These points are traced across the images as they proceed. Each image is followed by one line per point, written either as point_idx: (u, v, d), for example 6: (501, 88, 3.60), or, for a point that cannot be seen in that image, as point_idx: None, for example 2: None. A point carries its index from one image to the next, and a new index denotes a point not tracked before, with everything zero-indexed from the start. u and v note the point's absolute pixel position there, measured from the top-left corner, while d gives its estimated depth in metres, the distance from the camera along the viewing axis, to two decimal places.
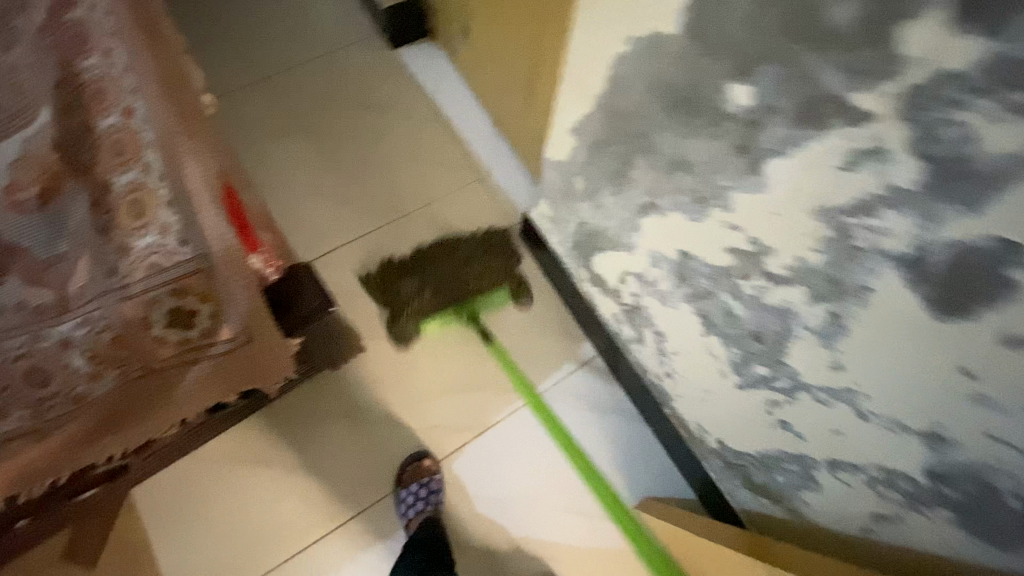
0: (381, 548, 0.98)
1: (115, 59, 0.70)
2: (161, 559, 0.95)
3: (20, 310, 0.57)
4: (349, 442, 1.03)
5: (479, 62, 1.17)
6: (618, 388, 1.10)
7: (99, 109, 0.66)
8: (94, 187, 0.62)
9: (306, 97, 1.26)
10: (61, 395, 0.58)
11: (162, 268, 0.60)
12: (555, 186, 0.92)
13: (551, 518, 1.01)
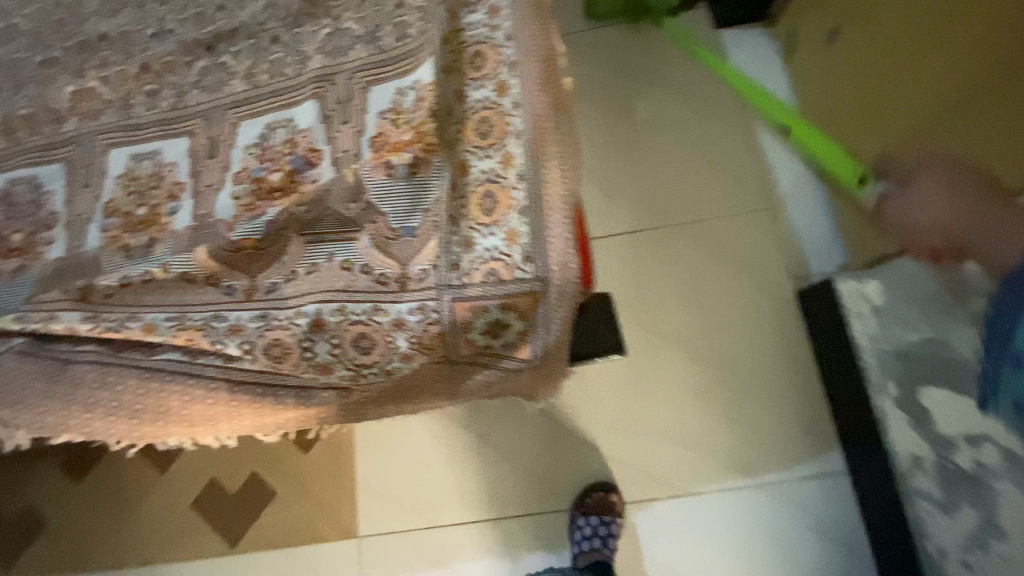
0: (542, 557, 0.97)
1: (502, 24, 0.64)
2: (359, 472, 1.04)
3: (367, 274, 0.58)
4: (541, 445, 1.01)
5: (837, 79, 0.95)
6: (857, 521, 0.90)
7: (476, 79, 0.62)
8: (455, 166, 0.59)
9: (616, 66, 1.17)
10: (378, 365, 0.58)
11: (501, 279, 0.57)
12: (918, 288, 0.74)
13: None
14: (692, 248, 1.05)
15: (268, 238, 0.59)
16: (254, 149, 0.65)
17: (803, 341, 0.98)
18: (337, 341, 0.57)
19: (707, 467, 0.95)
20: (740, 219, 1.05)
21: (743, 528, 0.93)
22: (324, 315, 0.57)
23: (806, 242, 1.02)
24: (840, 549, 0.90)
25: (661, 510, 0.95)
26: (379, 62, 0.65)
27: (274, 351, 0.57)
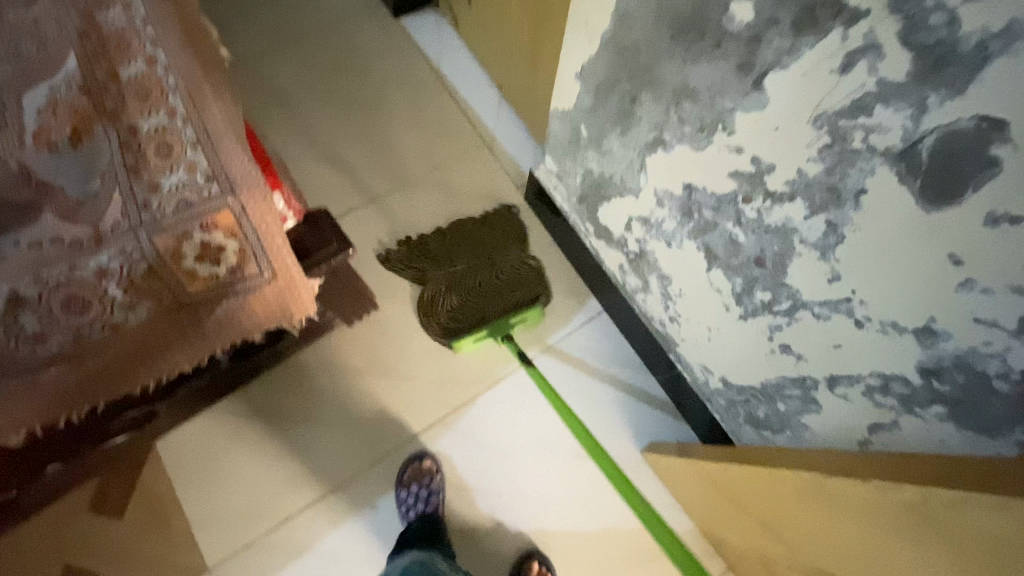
0: (395, 495, 1.01)
1: (136, 12, 0.71)
2: (186, 508, 0.98)
3: (55, 242, 0.59)
4: (362, 398, 1.05)
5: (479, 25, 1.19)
6: (624, 343, 1.11)
7: (123, 58, 0.68)
8: (122, 130, 0.65)
9: (319, 62, 1.27)
10: (100, 320, 0.61)
11: (191, 203, 0.64)
12: (560, 138, 0.92)
13: (560, 466, 1.03)
14: (435, 191, 1.19)
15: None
16: None
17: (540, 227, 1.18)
18: (42, 308, 0.58)
19: (503, 352, 1.10)
20: (459, 159, 1.23)
21: (547, 386, 1.08)
22: (19, 290, 0.58)
23: (516, 157, 1.22)
24: (620, 368, 1.09)
25: (480, 405, 1.07)
26: (23, 70, 0.68)
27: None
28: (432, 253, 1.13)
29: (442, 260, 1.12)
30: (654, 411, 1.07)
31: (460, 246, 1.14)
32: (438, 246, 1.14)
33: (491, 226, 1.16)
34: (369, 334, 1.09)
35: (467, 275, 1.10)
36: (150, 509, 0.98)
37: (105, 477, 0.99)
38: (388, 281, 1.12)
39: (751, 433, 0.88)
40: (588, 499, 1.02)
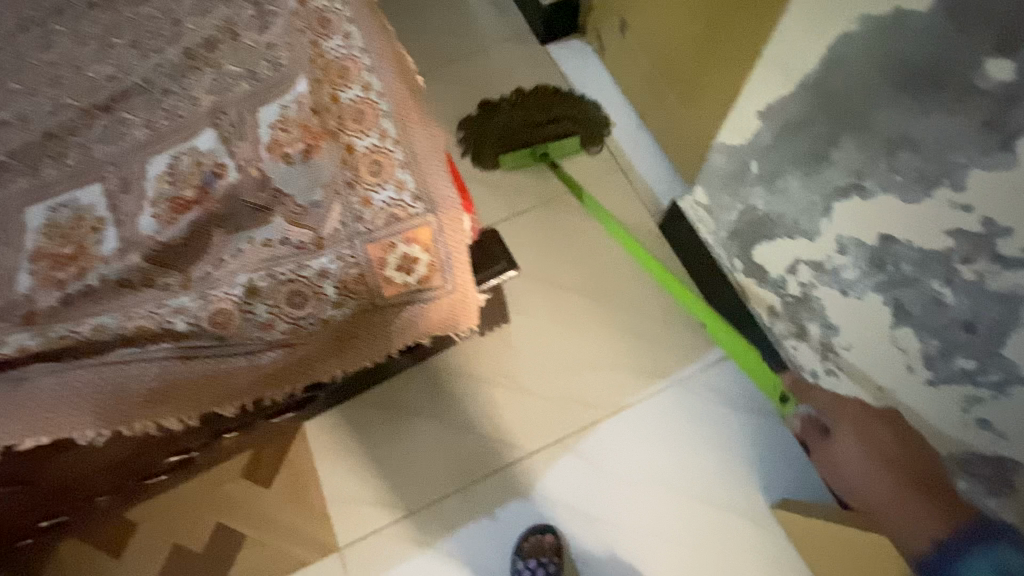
0: (512, 507, 1.02)
1: (354, 40, 0.80)
2: (321, 486, 1.06)
3: (286, 243, 0.68)
4: (488, 406, 1.08)
5: (627, 54, 1.20)
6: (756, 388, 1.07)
7: (342, 82, 0.78)
8: (341, 147, 0.73)
9: (473, 82, 1.31)
10: (312, 316, 0.69)
11: (398, 219, 0.72)
12: (720, 171, 0.89)
13: (682, 504, 1.00)
14: (573, 214, 1.21)
15: (193, 237, 0.69)
16: (164, 177, 0.75)
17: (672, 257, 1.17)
18: (271, 299, 0.67)
19: (631, 380, 1.08)
20: (604, 180, 1.22)
21: (675, 420, 1.06)
22: (255, 282, 0.67)
23: (654, 185, 1.20)
24: (751, 412, 1.05)
25: (602, 432, 1.06)
26: (261, 90, 0.79)
27: (216, 320, 0.65)
28: (499, 113, 1.22)
29: (507, 111, 1.22)
30: (784, 461, 1.02)
31: (524, 104, 1.22)
32: (508, 104, 1.23)
33: (558, 92, 1.24)
34: (496, 344, 1.12)
35: (525, 137, 1.19)
36: (292, 483, 1.07)
37: (257, 449, 1.09)
38: (521, 295, 1.15)
39: None
40: (708, 544, 0.98)
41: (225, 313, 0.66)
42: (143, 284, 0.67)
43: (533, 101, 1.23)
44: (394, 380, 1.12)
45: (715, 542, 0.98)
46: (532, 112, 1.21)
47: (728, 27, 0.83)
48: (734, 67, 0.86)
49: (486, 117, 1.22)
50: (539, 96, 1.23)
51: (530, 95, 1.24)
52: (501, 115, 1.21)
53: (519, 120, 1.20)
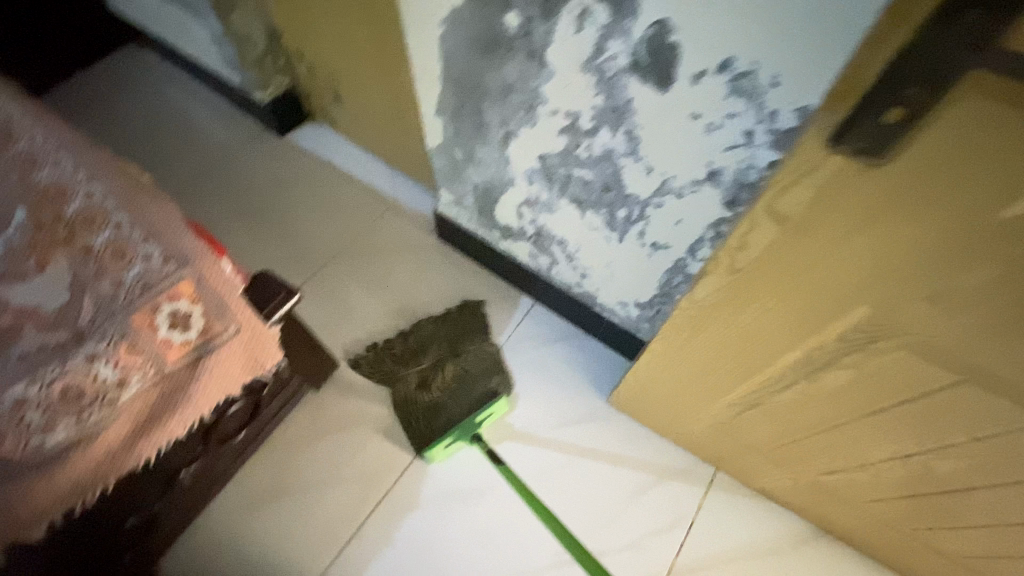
0: (412, 518, 1.13)
1: (63, 165, 0.89)
2: (220, 571, 1.08)
3: (43, 350, 0.72)
4: (355, 442, 1.20)
5: (349, 114, 1.54)
6: (583, 312, 1.27)
7: (63, 199, 0.85)
8: (79, 250, 0.80)
9: (235, 193, 1.56)
10: (97, 399, 0.73)
11: (155, 283, 0.78)
12: (476, 123, 0.98)
13: (541, 454, 1.20)
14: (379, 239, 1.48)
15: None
16: None
17: (480, 230, 1.30)
18: (43, 402, 0.69)
19: None
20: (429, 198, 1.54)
21: (512, 370, 1.30)
22: (18, 393, 0.68)
23: (442, 171, 1.21)
24: (569, 339, 1.33)
25: None
26: None
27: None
28: (405, 391, 1.21)
29: (407, 361, 1.25)
30: (602, 366, 1.30)
31: (438, 351, 1.25)
32: (411, 354, 1.26)
33: (460, 316, 1.32)
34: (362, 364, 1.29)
35: (436, 391, 1.19)
36: (193, 537, 1.10)
37: None
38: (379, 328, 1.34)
39: (723, 405, 0.93)
40: (573, 489, 1.17)
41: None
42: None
43: (445, 339, 1.28)
44: (256, 451, 1.16)
45: (575, 486, 1.17)
46: (444, 355, 1.25)
47: (408, 26, 0.91)
48: (429, 55, 0.93)
49: (388, 368, 1.24)
50: (446, 327, 1.30)
51: (441, 333, 1.28)
52: (416, 371, 1.23)
53: (432, 360, 1.24)
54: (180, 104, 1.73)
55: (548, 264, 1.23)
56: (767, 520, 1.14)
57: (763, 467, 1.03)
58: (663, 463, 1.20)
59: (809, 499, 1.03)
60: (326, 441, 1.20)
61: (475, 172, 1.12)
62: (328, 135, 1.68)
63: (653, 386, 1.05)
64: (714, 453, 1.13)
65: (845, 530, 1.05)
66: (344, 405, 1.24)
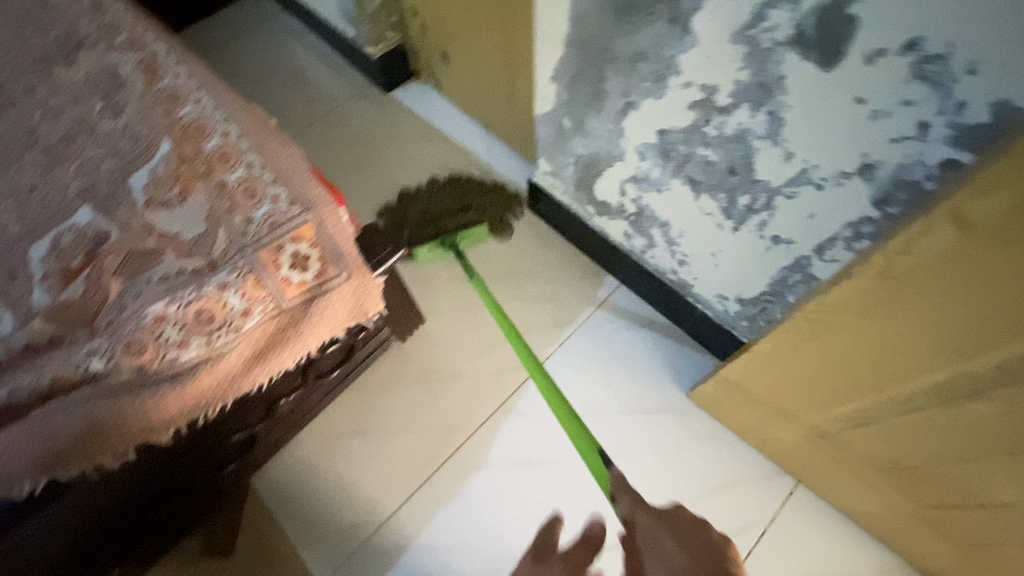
0: (479, 476, 1.17)
1: (203, 103, 0.95)
2: (301, 495, 1.16)
3: (182, 274, 0.79)
4: (431, 396, 1.24)
5: (454, 73, 1.54)
6: (671, 299, 1.23)
7: (203, 135, 0.91)
8: (214, 185, 0.86)
9: (337, 144, 1.62)
10: (224, 325, 0.78)
11: (281, 222, 0.82)
12: (595, 91, 0.95)
13: (612, 435, 1.19)
14: None
15: (94, 294, 0.78)
16: (50, 255, 0.82)
17: (576, 204, 1.28)
18: (179, 321, 0.76)
19: (548, 329, 1.31)
20: (522, 165, 1.53)
21: (591, 349, 1.28)
22: (161, 309, 0.75)
23: (545, 138, 1.19)
24: (652, 325, 1.30)
25: (532, 388, 1.24)
26: (127, 162, 0.90)
27: (131, 351, 0.73)
28: (410, 204, 1.32)
29: (421, 199, 1.32)
30: (683, 356, 1.26)
31: (445, 193, 1.33)
32: (424, 192, 1.35)
33: (472, 179, 1.38)
34: (443, 323, 1.33)
35: (439, 219, 1.30)
36: (281, 460, 1.20)
37: (209, 522, 1.14)
38: (463, 289, 1.36)
39: (824, 417, 0.87)
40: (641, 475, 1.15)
41: (140, 342, 0.74)
42: (55, 344, 0.75)
43: (452, 188, 1.35)
44: (341, 390, 1.23)
45: (644, 473, 1.15)
46: (455, 206, 1.33)
47: None
48: (556, 15, 0.90)
49: (400, 204, 1.33)
50: (456, 182, 1.37)
51: (456, 185, 1.35)
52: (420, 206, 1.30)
53: (437, 205, 1.32)
54: (294, 52, 1.80)
55: (643, 246, 1.18)
56: (844, 540, 1.08)
57: (852, 486, 0.97)
58: (737, 464, 1.15)
59: (900, 528, 0.96)
60: (404, 390, 1.25)
61: (582, 142, 1.09)
62: (429, 95, 1.69)
63: (745, 385, 1.00)
64: (796, 464, 1.07)
65: (936, 567, 0.98)
66: (424, 359, 1.29)
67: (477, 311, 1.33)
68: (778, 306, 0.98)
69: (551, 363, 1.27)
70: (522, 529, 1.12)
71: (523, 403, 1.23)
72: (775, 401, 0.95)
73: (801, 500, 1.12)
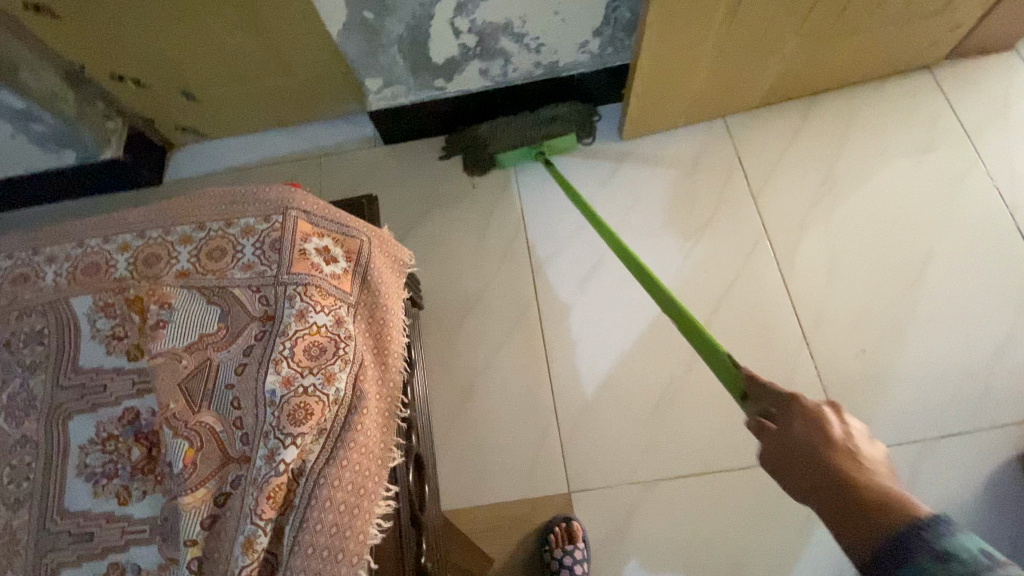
0: (575, 319, 1.25)
1: (67, 250, 0.78)
2: (488, 469, 1.15)
3: (255, 346, 0.70)
4: (484, 315, 1.27)
5: (211, 103, 1.40)
6: (551, 91, 1.37)
7: (110, 264, 0.76)
8: (180, 279, 0.74)
9: None
10: (338, 342, 0.71)
11: (279, 236, 0.75)
12: None
13: (614, 206, 1.34)
14: (343, 184, 1.45)
15: (199, 441, 0.65)
16: (108, 474, 0.67)
17: (426, 90, 1.31)
18: (301, 370, 0.68)
19: (501, 196, 1.38)
20: (346, 123, 1.51)
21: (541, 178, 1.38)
22: (279, 374, 0.67)
23: (360, 56, 1.19)
24: None
25: (536, 238, 1.33)
26: (69, 351, 0.73)
27: (303, 417, 0.64)
28: (478, 112, 1.38)
29: (495, 102, 1.37)
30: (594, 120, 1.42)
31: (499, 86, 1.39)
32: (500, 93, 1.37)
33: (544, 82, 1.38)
34: (432, 268, 1.33)
35: (511, 119, 1.34)
36: (442, 471, 1.15)
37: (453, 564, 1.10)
38: (417, 236, 1.37)
39: (712, 29, 1.09)
40: (654, 205, 1.32)
41: (302, 405, 0.65)
42: (224, 500, 0.63)
43: (524, 99, 1.36)
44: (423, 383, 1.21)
45: (655, 201, 1.33)
46: (519, 101, 1.36)
47: None
48: None
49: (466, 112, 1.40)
50: (553, 95, 1.37)
51: (553, 105, 1.36)
52: (492, 113, 1.35)
53: (508, 104, 1.36)
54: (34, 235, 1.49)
55: (502, 68, 1.28)
56: (777, 116, 1.37)
57: (754, 68, 1.23)
58: (690, 140, 1.37)
59: (793, 70, 1.27)
60: (462, 332, 1.26)
61: (397, 21, 1.11)
62: (203, 150, 1.54)
63: (654, 73, 1.19)
64: (718, 101, 1.32)
65: (823, 75, 1.32)
66: (450, 301, 1.30)
67: (444, 237, 1.36)
68: (621, 7, 1.16)
69: (528, 212, 1.36)
70: (633, 311, 1.24)
71: (542, 251, 1.31)
72: (674, 59, 1.16)
73: (738, 120, 1.37)
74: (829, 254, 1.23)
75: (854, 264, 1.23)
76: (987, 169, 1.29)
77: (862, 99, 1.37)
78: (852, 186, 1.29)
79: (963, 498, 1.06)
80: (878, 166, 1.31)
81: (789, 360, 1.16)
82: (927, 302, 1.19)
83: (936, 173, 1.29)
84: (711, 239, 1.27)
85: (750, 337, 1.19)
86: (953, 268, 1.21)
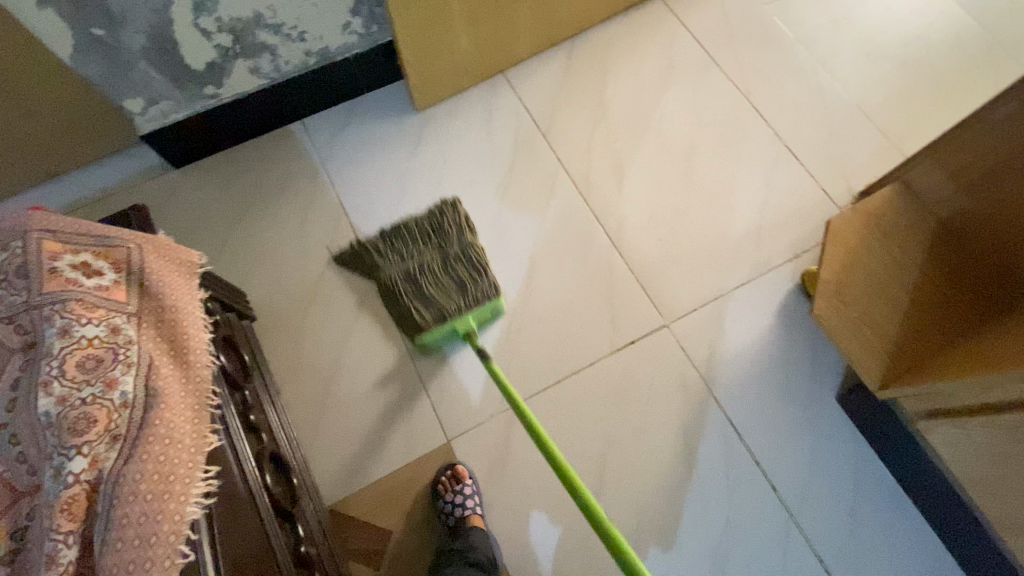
0: None
1: None
2: (365, 447, 1.16)
3: (19, 377, 0.64)
4: (325, 306, 1.27)
5: None
6: (334, 77, 1.38)
7: None
8: None
9: None
10: (117, 348, 0.68)
11: (19, 262, 0.69)
12: None
13: (425, 172, 1.39)
14: None
15: None
16: None
17: (199, 100, 1.27)
18: (77, 385, 0.64)
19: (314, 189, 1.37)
20: (127, 156, 1.40)
21: (349, 162, 1.40)
22: (51, 394, 0.62)
23: (107, 77, 1.12)
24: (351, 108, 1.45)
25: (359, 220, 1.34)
26: None
27: (87, 425, 0.62)
28: (388, 269, 1.19)
29: (403, 258, 1.19)
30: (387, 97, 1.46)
31: (411, 247, 1.19)
32: (410, 244, 1.20)
33: (446, 221, 1.23)
34: (261, 277, 1.30)
35: (424, 283, 1.15)
36: (320, 466, 1.14)
37: (351, 544, 1.10)
38: (237, 251, 1.32)
39: None
40: (462, 163, 1.40)
41: (85, 414, 0.63)
42: (21, 534, 0.59)
43: (440, 256, 1.18)
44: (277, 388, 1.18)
45: (462, 160, 1.41)
46: (437, 258, 1.17)
47: None
48: None
49: (378, 261, 1.21)
50: (469, 256, 1.18)
51: (465, 256, 1.19)
52: (402, 268, 1.17)
53: (416, 258, 1.18)
54: None
55: (272, 63, 1.27)
56: (548, 61, 1.51)
57: (509, 19, 1.35)
58: (479, 98, 1.47)
59: (545, 16, 1.41)
60: (308, 329, 1.25)
61: (134, 32, 1.07)
62: None
63: (416, 37, 1.26)
64: (491, 57, 1.42)
65: (573, 17, 1.47)
66: (287, 303, 1.27)
67: (266, 244, 1.32)
68: None
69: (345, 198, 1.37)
70: None
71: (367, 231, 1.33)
72: (428, 20, 1.23)
73: (517, 70, 1.49)
74: (619, 170, 1.40)
75: (640, 173, 1.40)
76: (721, 70, 1.54)
77: (614, 32, 1.56)
78: (623, 108, 1.47)
79: (764, 333, 1.26)
80: (639, 87, 1.50)
81: (609, 267, 1.30)
82: (703, 188, 1.39)
83: (684, 82, 1.51)
84: (520, 182, 1.38)
85: (572, 257, 1.31)
86: (715, 155, 1.43)
